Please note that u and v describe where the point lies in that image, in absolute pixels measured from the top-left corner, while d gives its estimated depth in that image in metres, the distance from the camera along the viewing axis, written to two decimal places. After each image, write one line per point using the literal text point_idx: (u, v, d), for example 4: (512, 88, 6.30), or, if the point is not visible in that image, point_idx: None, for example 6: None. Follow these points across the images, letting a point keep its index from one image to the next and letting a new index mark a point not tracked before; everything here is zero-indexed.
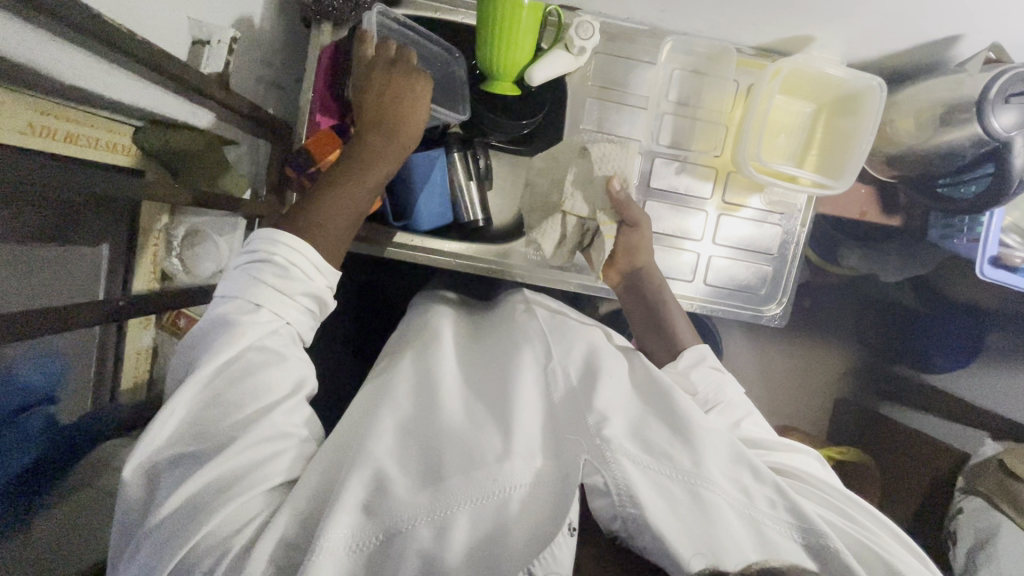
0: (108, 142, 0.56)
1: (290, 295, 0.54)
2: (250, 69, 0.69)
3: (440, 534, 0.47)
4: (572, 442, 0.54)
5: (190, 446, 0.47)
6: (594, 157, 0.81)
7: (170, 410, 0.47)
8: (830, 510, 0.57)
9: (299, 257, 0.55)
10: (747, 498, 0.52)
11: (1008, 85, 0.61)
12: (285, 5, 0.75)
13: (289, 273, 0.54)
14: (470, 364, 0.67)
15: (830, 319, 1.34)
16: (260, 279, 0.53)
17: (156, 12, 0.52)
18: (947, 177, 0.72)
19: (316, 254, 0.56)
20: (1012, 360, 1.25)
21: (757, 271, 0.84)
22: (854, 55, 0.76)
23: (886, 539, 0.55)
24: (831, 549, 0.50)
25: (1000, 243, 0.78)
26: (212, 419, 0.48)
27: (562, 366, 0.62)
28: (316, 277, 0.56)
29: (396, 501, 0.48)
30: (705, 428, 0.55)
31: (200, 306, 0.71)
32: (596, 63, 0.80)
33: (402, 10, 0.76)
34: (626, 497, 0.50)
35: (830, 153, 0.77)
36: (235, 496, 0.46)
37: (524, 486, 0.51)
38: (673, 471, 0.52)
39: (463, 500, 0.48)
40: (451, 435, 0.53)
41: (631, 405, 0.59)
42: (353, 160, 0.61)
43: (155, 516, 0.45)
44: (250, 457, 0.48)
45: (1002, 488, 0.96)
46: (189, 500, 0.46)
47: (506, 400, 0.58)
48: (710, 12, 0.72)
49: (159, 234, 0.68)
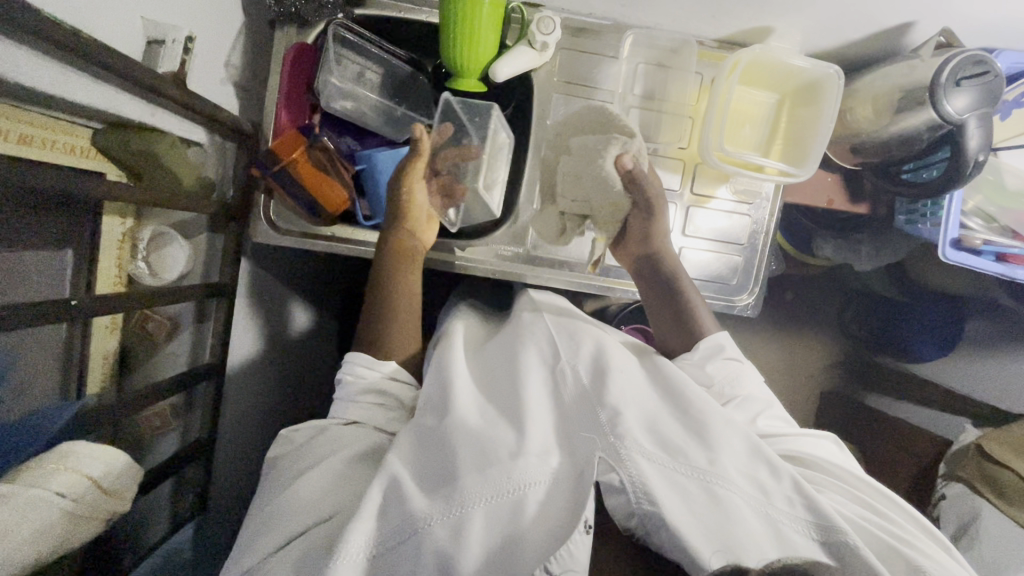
0: (66, 145, 0.56)
1: (353, 396, 0.64)
2: (211, 70, 0.70)
3: (454, 534, 0.47)
4: (586, 440, 0.53)
5: (278, 486, 0.58)
6: (575, 149, 0.75)
7: (281, 468, 0.60)
8: (847, 506, 0.57)
9: (355, 366, 0.66)
10: (765, 496, 0.52)
11: (959, 69, 0.62)
12: (248, 6, 0.75)
13: (349, 380, 0.65)
14: (481, 366, 0.67)
15: (812, 311, 1.35)
16: (339, 396, 0.66)
17: (110, 12, 0.53)
18: (911, 162, 0.73)
19: (365, 354, 0.67)
20: (991, 345, 1.26)
21: (728, 261, 0.84)
22: (814, 44, 0.76)
23: (904, 530, 0.55)
24: (850, 547, 0.49)
25: (962, 226, 0.79)
26: (295, 470, 0.58)
27: (570, 365, 0.61)
28: (372, 372, 0.66)
29: (411, 504, 0.50)
30: (718, 426, 0.56)
31: (167, 308, 0.73)
32: (562, 58, 0.80)
33: (364, 11, 0.77)
34: (643, 497, 0.50)
35: (794, 141, 0.77)
36: (282, 519, 0.53)
37: (543, 483, 0.51)
38: (688, 468, 0.52)
39: (478, 498, 0.49)
40: (466, 435, 0.54)
41: (645, 399, 0.58)
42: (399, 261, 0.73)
43: (247, 537, 0.55)
44: (300, 488, 0.55)
45: (982, 473, 0.97)
46: (260, 521, 0.55)
47: (518, 401, 0.58)
48: (669, 5, 0.73)
49: (124, 238, 0.66)
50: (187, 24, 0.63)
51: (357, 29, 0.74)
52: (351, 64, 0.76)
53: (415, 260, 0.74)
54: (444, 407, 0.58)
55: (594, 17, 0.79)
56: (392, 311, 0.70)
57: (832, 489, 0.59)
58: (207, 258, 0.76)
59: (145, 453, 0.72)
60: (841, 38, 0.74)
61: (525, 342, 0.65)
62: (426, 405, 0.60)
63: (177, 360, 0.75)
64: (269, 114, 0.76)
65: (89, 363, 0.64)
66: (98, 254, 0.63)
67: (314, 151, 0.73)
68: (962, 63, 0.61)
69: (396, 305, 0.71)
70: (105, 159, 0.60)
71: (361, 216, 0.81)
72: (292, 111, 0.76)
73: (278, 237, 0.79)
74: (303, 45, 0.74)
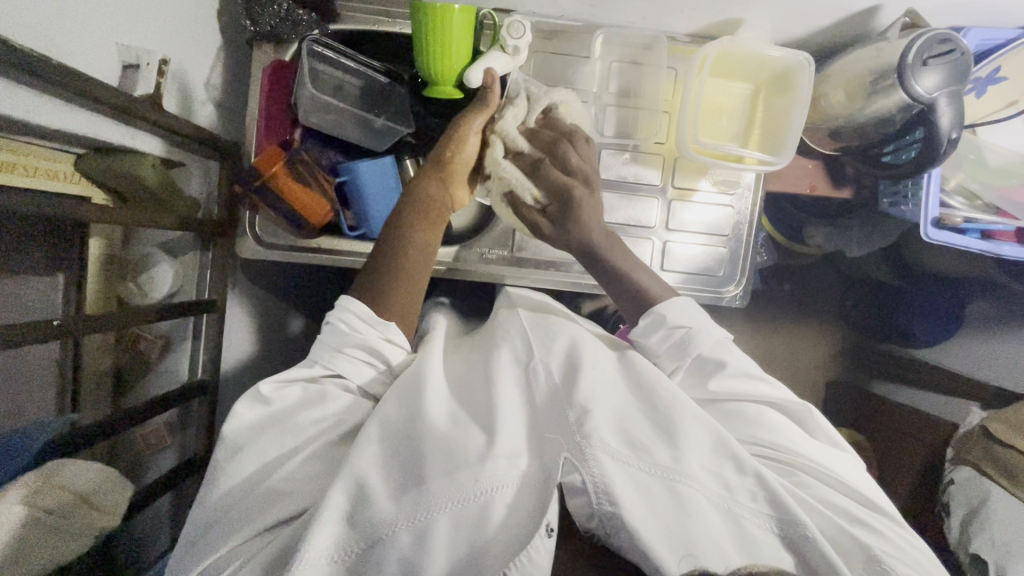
0: (48, 171, 0.56)
1: (342, 348, 0.63)
2: (189, 91, 0.71)
3: (420, 538, 0.51)
4: (553, 442, 0.56)
5: (236, 487, 0.57)
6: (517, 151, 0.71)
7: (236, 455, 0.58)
8: (812, 493, 0.60)
9: (352, 317, 0.63)
10: (728, 492, 0.55)
11: (926, 47, 0.62)
12: (225, 28, 0.77)
13: (341, 329, 0.63)
14: (454, 369, 0.69)
15: (813, 297, 1.34)
16: (326, 337, 0.64)
17: (83, 41, 0.54)
18: (890, 144, 0.72)
19: (364, 308, 0.63)
20: (993, 326, 1.25)
21: (713, 253, 0.84)
22: (785, 33, 0.77)
23: (864, 516, 0.59)
24: (805, 537, 0.53)
25: (945, 205, 0.78)
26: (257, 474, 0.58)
27: (543, 363, 0.64)
28: (368, 329, 0.64)
29: (378, 509, 0.53)
30: (685, 424, 0.58)
31: (157, 326, 0.74)
32: (536, 61, 0.81)
33: (339, 26, 0.78)
34: (603, 497, 0.53)
35: (771, 130, 0.77)
36: (251, 524, 0.55)
37: (511, 486, 0.54)
38: (652, 467, 0.55)
39: (444, 503, 0.52)
40: (436, 441, 0.56)
41: (616, 396, 0.61)
42: (417, 214, 0.69)
43: (204, 532, 0.56)
44: (269, 490, 0.57)
45: (989, 455, 0.95)
46: (219, 516, 0.56)
47: (490, 406, 0.60)
48: (637, 3, 0.74)
49: (111, 258, 0.68)
50: (161, 47, 0.64)
51: (326, 40, 0.75)
52: (328, 78, 0.77)
53: (438, 223, 0.70)
54: (417, 410, 0.59)
55: (565, 20, 0.80)
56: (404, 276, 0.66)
57: (798, 477, 0.61)
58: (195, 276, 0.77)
59: (142, 469, 0.73)
60: (811, 26, 0.74)
61: (501, 343, 0.68)
62: (394, 398, 0.61)
63: (174, 376, 0.77)
64: (250, 132, 0.77)
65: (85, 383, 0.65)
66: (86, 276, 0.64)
67: (295, 166, 0.74)
68: (926, 44, 0.62)
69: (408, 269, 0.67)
70: (88, 181, 0.61)
71: (346, 228, 0.80)
72: (273, 130, 0.77)
73: (263, 253, 0.79)
74: (281, 63, 0.76)
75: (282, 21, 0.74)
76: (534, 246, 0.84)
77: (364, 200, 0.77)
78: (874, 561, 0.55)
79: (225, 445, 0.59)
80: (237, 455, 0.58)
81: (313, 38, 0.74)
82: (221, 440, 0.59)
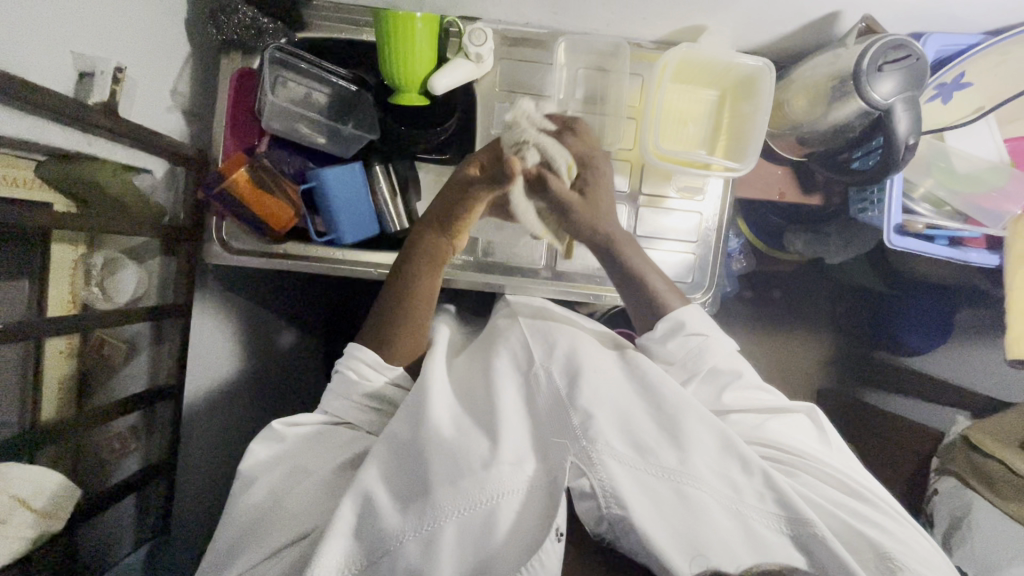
0: (8, 177, 0.56)
1: (350, 396, 0.65)
2: (153, 100, 0.72)
3: (426, 549, 0.51)
4: (558, 446, 0.56)
5: (237, 534, 0.58)
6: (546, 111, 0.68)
7: (240, 492, 0.60)
8: (819, 493, 0.60)
9: (360, 361, 0.65)
10: (735, 493, 0.55)
11: (881, 54, 0.62)
12: (192, 38, 0.78)
13: (352, 376, 0.65)
14: (455, 375, 0.68)
15: (800, 309, 1.29)
16: (336, 386, 0.66)
17: (36, 51, 0.55)
18: (858, 149, 0.72)
19: (374, 354, 0.65)
20: (980, 334, 1.23)
21: (681, 260, 0.84)
22: (748, 39, 0.77)
23: (870, 510, 0.59)
24: (815, 535, 0.53)
25: (912, 211, 0.80)
26: (246, 509, 0.59)
27: (544, 368, 0.63)
28: (376, 374, 0.65)
29: (384, 522, 0.53)
30: (691, 426, 0.58)
31: (120, 331, 0.74)
32: (502, 69, 0.81)
33: (306, 34, 0.79)
34: (612, 500, 0.54)
35: (736, 137, 0.77)
36: (244, 554, 0.56)
37: (518, 490, 0.54)
38: (659, 470, 0.55)
39: (451, 512, 0.52)
40: (439, 448, 0.56)
41: (620, 398, 0.61)
42: (422, 260, 0.68)
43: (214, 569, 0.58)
44: (253, 518, 0.58)
45: (972, 466, 0.93)
46: (222, 553, 0.58)
47: (491, 411, 0.59)
48: (599, 9, 0.74)
49: (76, 264, 0.67)
50: (119, 55, 0.65)
51: (289, 48, 0.75)
52: (295, 86, 0.78)
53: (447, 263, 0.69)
54: (419, 416, 0.59)
55: (530, 27, 0.80)
56: (415, 313, 0.67)
57: (804, 471, 0.62)
58: (161, 282, 0.78)
59: (105, 474, 0.74)
60: (773, 31, 0.74)
61: (501, 350, 0.67)
62: (401, 411, 0.61)
63: (135, 380, 0.77)
64: (217, 138, 0.79)
65: (45, 387, 0.64)
66: (49, 281, 0.63)
67: (256, 170, 0.75)
68: (881, 50, 0.62)
69: (418, 306, 0.67)
70: (46, 189, 0.60)
71: (315, 233, 0.80)
72: (240, 135, 0.79)
73: (230, 257, 0.80)
74: (246, 71, 0.77)
75: (248, 30, 0.75)
76: (500, 252, 0.84)
77: (332, 208, 0.77)
78: (885, 559, 0.55)
79: (234, 494, 0.61)
80: (249, 486, 0.60)
81: (270, 46, 0.74)
82: (238, 474, 0.62)
